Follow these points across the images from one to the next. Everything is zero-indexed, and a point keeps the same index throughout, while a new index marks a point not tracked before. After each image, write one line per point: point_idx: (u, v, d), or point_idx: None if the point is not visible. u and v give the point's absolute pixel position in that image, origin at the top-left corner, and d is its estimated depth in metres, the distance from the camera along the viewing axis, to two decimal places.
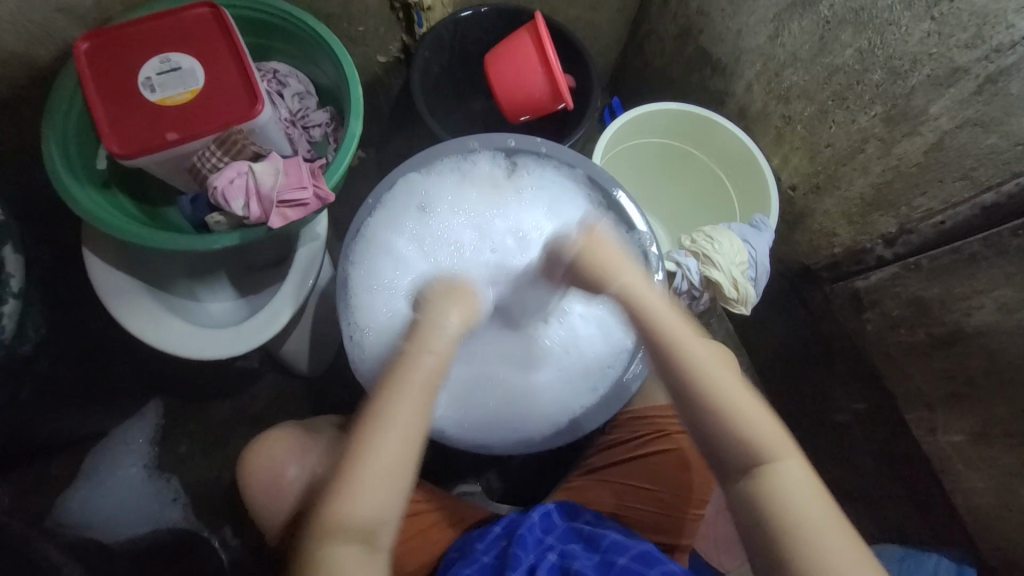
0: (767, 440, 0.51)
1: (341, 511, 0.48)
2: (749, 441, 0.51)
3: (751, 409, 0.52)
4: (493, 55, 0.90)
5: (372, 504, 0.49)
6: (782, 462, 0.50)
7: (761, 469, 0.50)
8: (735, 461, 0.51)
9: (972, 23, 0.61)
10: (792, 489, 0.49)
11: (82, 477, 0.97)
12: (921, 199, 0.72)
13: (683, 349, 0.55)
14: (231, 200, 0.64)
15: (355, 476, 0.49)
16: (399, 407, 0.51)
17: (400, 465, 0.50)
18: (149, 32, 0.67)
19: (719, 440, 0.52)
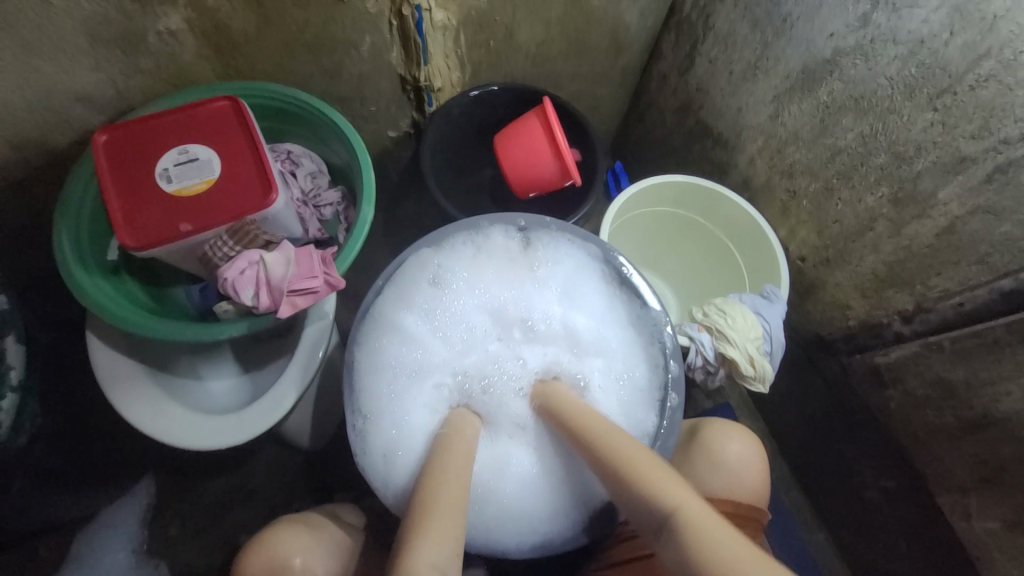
0: (664, 490, 0.43)
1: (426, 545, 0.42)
2: (648, 493, 0.44)
3: (644, 461, 0.47)
4: (505, 136, 0.93)
5: (454, 543, 0.43)
6: (686, 510, 0.41)
7: (671, 525, 0.41)
8: (652, 528, 0.43)
9: (977, 115, 0.62)
10: (710, 544, 0.38)
11: (64, 567, 0.89)
12: (936, 279, 0.72)
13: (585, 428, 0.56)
14: (241, 291, 0.64)
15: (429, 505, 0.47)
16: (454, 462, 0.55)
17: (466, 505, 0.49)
18: (169, 124, 0.69)
19: (634, 508, 0.46)
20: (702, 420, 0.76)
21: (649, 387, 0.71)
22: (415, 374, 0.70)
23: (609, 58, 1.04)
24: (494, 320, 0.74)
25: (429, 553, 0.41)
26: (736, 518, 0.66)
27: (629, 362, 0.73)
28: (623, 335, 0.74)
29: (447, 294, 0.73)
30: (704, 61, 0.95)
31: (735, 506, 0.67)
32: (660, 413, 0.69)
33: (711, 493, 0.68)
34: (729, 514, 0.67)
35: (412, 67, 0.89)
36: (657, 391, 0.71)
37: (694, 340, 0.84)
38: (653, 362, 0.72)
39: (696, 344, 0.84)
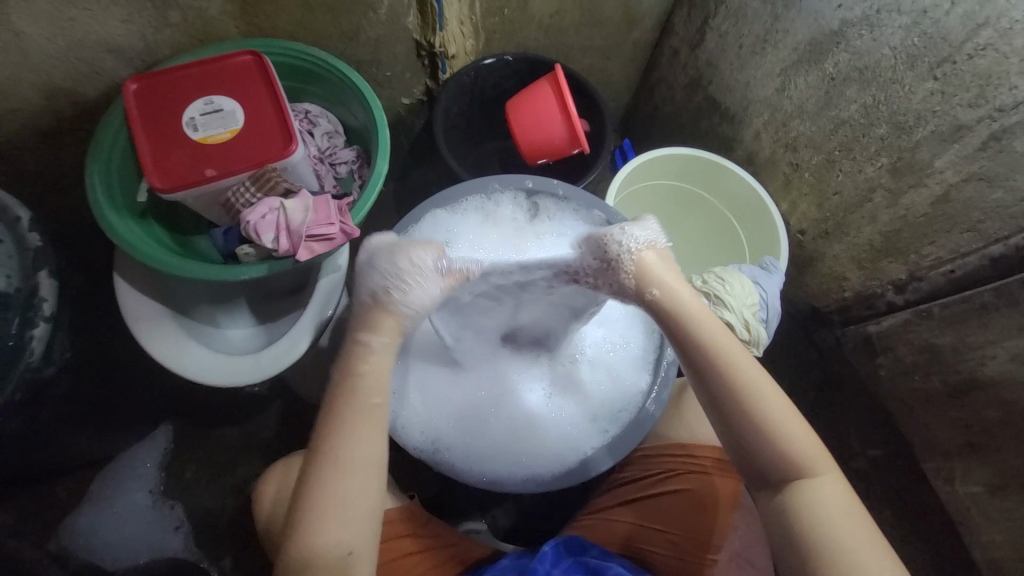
0: (806, 457, 0.53)
1: (320, 537, 0.49)
2: (791, 460, 0.52)
3: (791, 424, 0.53)
4: (516, 103, 0.95)
5: (346, 531, 0.50)
6: (819, 479, 0.52)
7: (798, 484, 0.52)
8: (772, 476, 0.53)
9: (975, 83, 0.64)
10: (825, 509, 0.51)
11: (88, 502, 0.96)
12: (930, 248, 0.74)
13: (727, 365, 0.54)
14: (262, 234, 0.68)
15: (319, 498, 0.49)
16: (357, 433, 0.51)
17: (368, 488, 0.51)
18: (195, 75, 0.72)
19: (756, 454, 0.54)
20: None
21: (646, 349, 0.73)
22: None
23: (621, 32, 1.06)
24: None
25: (327, 540, 0.49)
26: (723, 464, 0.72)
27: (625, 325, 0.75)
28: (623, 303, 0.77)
29: (455, 251, 0.76)
30: (714, 35, 0.97)
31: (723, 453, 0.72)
32: (655, 372, 0.70)
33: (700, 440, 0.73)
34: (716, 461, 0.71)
35: (427, 32, 0.91)
36: (653, 352, 0.72)
37: None
38: (649, 326, 0.74)
39: None
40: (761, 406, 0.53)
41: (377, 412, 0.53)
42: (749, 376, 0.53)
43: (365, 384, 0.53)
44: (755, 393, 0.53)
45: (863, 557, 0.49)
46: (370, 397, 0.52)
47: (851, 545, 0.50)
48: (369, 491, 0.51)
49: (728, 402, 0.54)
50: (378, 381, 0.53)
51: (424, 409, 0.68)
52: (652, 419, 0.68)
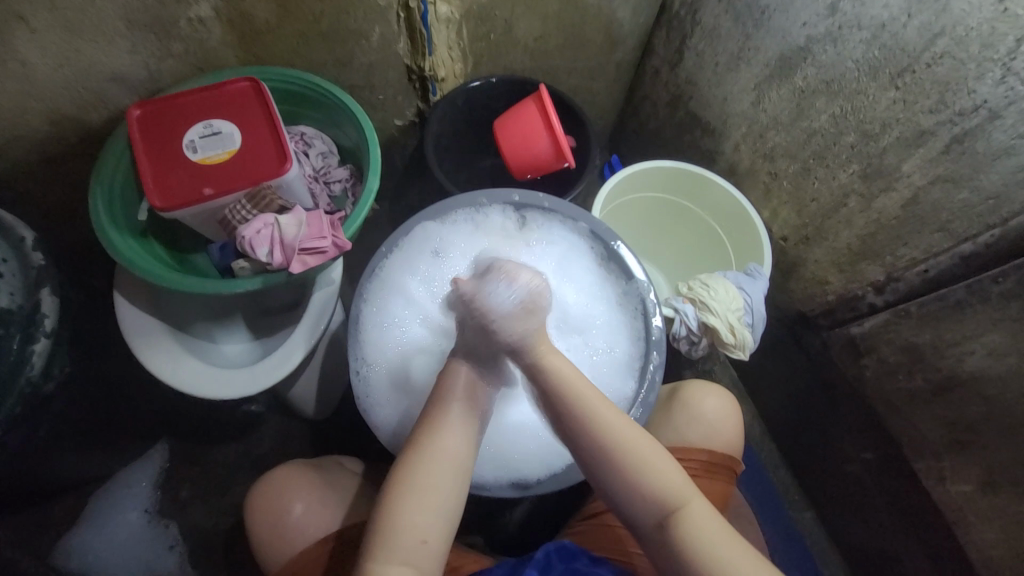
0: (676, 489, 0.59)
1: (398, 519, 0.56)
2: (661, 496, 0.59)
3: (658, 466, 0.60)
4: (503, 122, 0.99)
5: (429, 519, 0.57)
6: (688, 510, 0.58)
7: (671, 520, 0.58)
8: (651, 516, 0.59)
9: (934, 90, 0.68)
10: (700, 536, 0.57)
11: (82, 521, 0.97)
12: (903, 249, 0.77)
13: (593, 422, 0.60)
14: (257, 248, 0.70)
15: (402, 495, 0.57)
16: (446, 433, 0.60)
17: (446, 486, 0.58)
18: (196, 102, 0.76)
19: (631, 497, 0.59)
20: (680, 383, 0.82)
21: (631, 355, 0.75)
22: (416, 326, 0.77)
23: (604, 53, 1.10)
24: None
25: (404, 526, 0.56)
26: (710, 466, 0.74)
27: (611, 333, 0.77)
28: (611, 310, 0.78)
29: (446, 264, 0.79)
30: (692, 55, 1.01)
31: (710, 456, 0.74)
32: (641, 377, 0.73)
33: (692, 444, 0.75)
34: (707, 464, 0.74)
35: (417, 57, 0.96)
36: (639, 357, 0.75)
37: (678, 312, 0.89)
38: (636, 333, 0.76)
39: (679, 316, 0.89)
40: (629, 452, 0.59)
41: (456, 415, 0.62)
42: (612, 430, 0.60)
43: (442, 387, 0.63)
44: (619, 448, 0.59)
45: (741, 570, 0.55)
46: (449, 399, 0.62)
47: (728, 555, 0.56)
48: (441, 487, 0.58)
49: (598, 455, 0.60)
50: (466, 388, 0.63)
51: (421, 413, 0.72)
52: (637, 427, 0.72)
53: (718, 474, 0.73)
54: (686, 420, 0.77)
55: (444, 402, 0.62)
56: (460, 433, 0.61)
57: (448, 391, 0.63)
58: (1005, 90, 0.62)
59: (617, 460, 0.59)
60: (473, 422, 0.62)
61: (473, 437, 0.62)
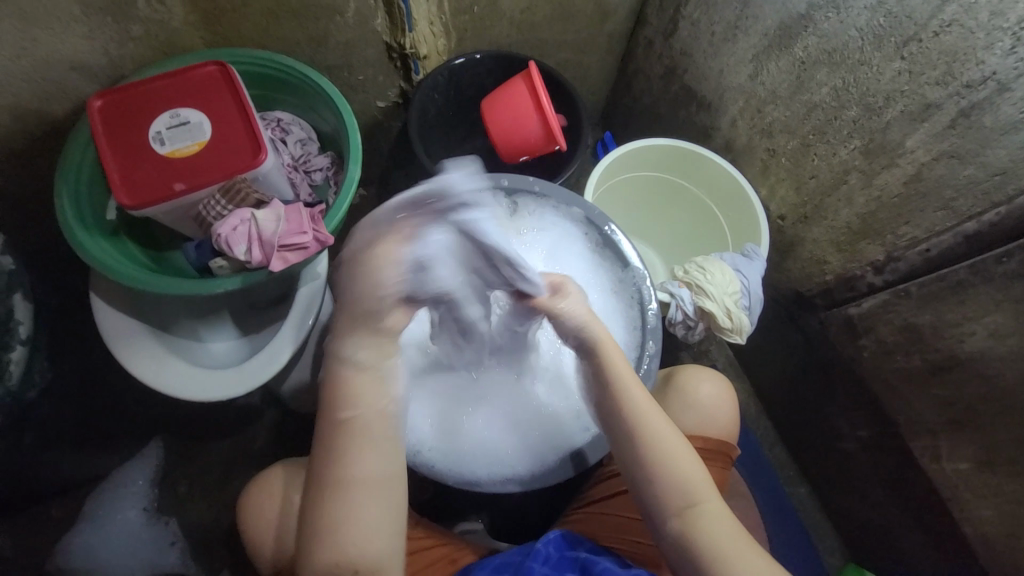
0: (697, 486, 0.58)
1: (327, 540, 0.55)
2: (681, 490, 0.57)
3: (684, 458, 0.59)
4: (490, 102, 0.94)
5: (358, 534, 0.56)
6: (704, 507, 0.57)
7: (690, 513, 0.57)
8: (665, 510, 0.58)
9: (941, 61, 0.64)
10: (715, 529, 0.56)
11: (82, 521, 0.95)
12: (905, 228, 0.74)
13: (630, 408, 0.59)
14: (234, 246, 0.67)
15: (318, 520, 0.56)
16: (350, 453, 0.56)
17: (364, 501, 0.56)
18: (161, 89, 0.72)
19: (653, 486, 0.58)
20: (676, 367, 0.81)
21: (626, 344, 0.73)
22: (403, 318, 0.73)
23: (594, 25, 1.05)
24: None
25: (332, 546, 0.55)
26: (707, 452, 0.73)
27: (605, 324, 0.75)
28: (605, 298, 0.76)
29: None
30: (687, 25, 0.96)
31: (706, 442, 0.73)
32: (636, 366, 0.72)
33: (685, 429, 0.74)
34: (700, 449, 0.73)
35: (397, 34, 0.91)
36: (635, 346, 0.73)
37: (675, 297, 0.87)
38: (631, 321, 0.74)
39: (676, 301, 0.87)
40: (661, 445, 0.58)
41: (354, 424, 0.56)
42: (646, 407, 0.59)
43: (345, 395, 0.57)
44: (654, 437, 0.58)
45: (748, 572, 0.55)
46: (349, 408, 0.56)
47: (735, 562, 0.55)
48: (360, 508, 0.56)
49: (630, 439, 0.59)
50: (358, 395, 0.57)
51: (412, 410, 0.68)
52: None
53: (714, 459, 0.73)
54: (681, 406, 0.76)
55: (333, 415, 0.57)
56: (372, 446, 0.57)
57: (341, 403, 0.57)
58: (1015, 61, 0.59)
59: (648, 449, 0.58)
60: (377, 429, 0.57)
61: (382, 445, 0.57)
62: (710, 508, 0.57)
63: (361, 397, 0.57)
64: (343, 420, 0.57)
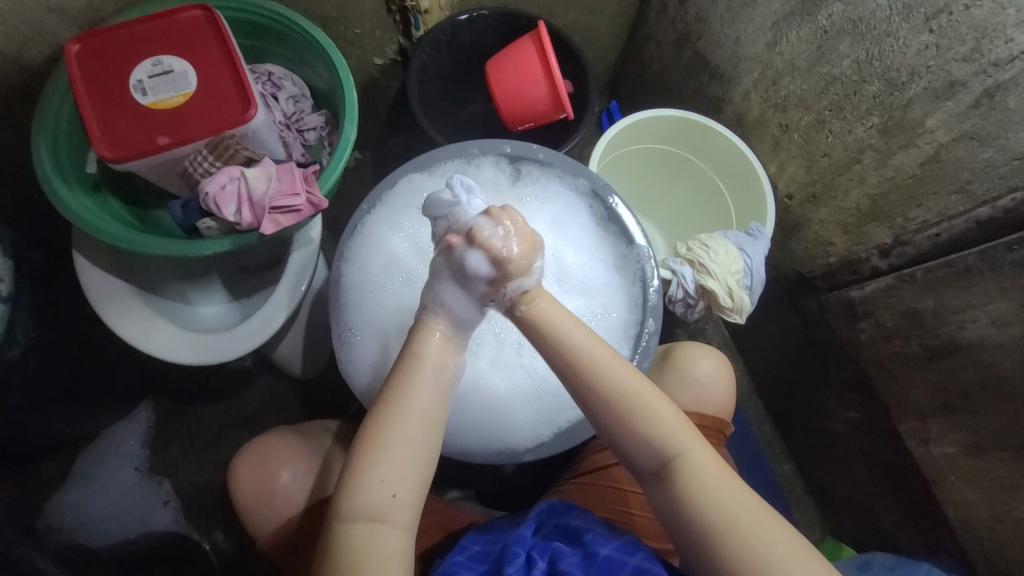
0: (675, 433, 0.53)
1: (363, 474, 0.50)
2: (657, 443, 0.53)
3: (658, 407, 0.54)
4: (495, 63, 0.89)
5: (400, 477, 0.50)
6: (687, 456, 0.53)
7: (671, 465, 0.53)
8: (650, 462, 0.54)
9: (970, 36, 0.61)
10: (701, 479, 0.52)
11: (72, 479, 0.95)
12: (916, 211, 0.73)
13: (593, 361, 0.53)
14: (223, 206, 0.64)
15: (370, 439, 0.51)
16: (414, 385, 0.53)
17: (416, 444, 0.51)
18: (142, 34, 0.67)
19: (628, 443, 0.54)
20: (674, 344, 0.81)
21: (625, 321, 0.72)
22: (397, 284, 0.71)
23: None
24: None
25: (370, 486, 0.50)
26: (700, 429, 0.73)
27: (607, 298, 0.73)
28: (607, 274, 0.74)
29: None
30: None
31: (701, 419, 0.73)
32: (636, 343, 0.71)
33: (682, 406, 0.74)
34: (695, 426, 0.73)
35: None
36: (635, 323, 0.72)
37: (676, 274, 0.86)
38: (632, 297, 0.73)
39: (677, 278, 0.86)
40: (630, 398, 0.53)
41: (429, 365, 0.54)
42: (604, 361, 0.53)
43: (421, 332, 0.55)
44: (619, 389, 0.53)
45: (744, 521, 0.50)
46: (429, 349, 0.54)
47: (730, 508, 0.51)
48: (412, 441, 0.51)
49: (600, 400, 0.53)
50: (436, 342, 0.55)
51: None
52: None
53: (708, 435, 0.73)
54: (677, 383, 0.76)
55: (414, 346, 0.55)
56: (438, 387, 0.54)
57: (419, 340, 0.55)
58: None
59: (621, 403, 0.53)
60: (447, 376, 0.55)
61: (448, 392, 0.54)
62: (694, 460, 0.53)
63: (432, 339, 0.55)
64: (420, 355, 0.54)
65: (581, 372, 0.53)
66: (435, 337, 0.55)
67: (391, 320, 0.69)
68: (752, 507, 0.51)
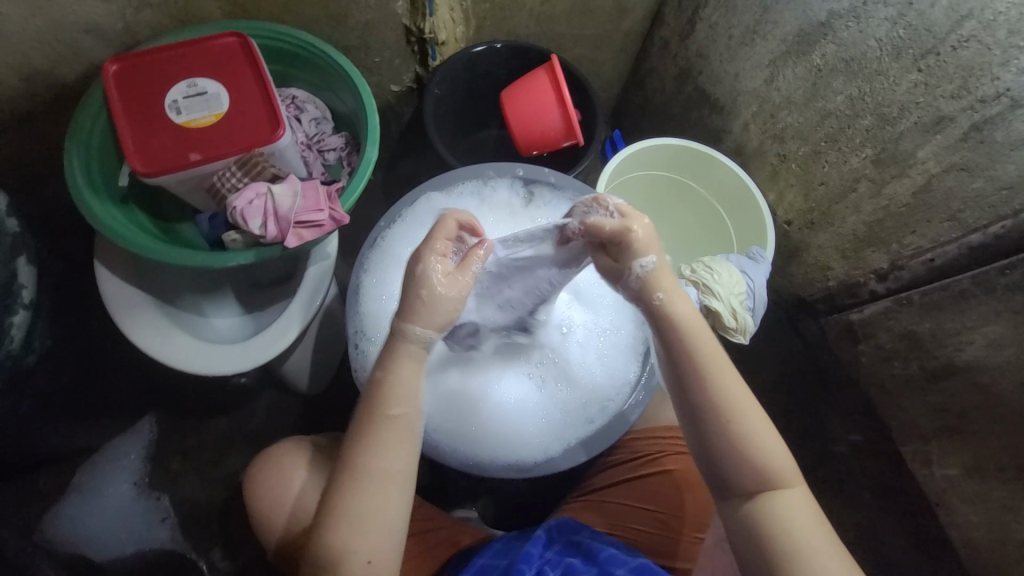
0: (776, 465, 0.53)
1: (333, 537, 0.51)
2: (758, 470, 0.53)
3: (768, 436, 0.54)
4: (509, 94, 0.94)
5: (377, 540, 0.52)
6: (785, 487, 0.53)
7: (762, 493, 0.53)
8: (740, 486, 0.54)
9: (958, 75, 0.66)
10: (791, 509, 0.53)
11: (70, 493, 0.94)
12: (911, 237, 0.77)
13: (717, 379, 0.54)
14: (250, 220, 0.67)
15: (337, 504, 0.51)
16: (378, 447, 0.52)
17: (384, 503, 0.52)
18: (179, 58, 0.71)
19: (730, 464, 0.54)
20: None
21: (632, 339, 0.75)
22: None
23: (612, 22, 1.05)
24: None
25: (343, 549, 0.51)
26: None
27: (616, 318, 0.75)
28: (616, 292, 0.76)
29: None
30: (705, 27, 0.97)
31: None
32: (644, 360, 0.73)
33: None
34: None
35: (417, 18, 0.90)
36: (641, 342, 0.74)
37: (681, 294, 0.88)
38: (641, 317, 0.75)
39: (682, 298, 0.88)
40: (741, 420, 0.54)
41: (397, 424, 0.53)
42: (725, 384, 0.54)
43: (396, 390, 0.53)
44: (733, 409, 0.54)
45: (819, 553, 0.51)
46: (398, 406, 0.53)
47: (808, 543, 0.51)
48: (380, 506, 0.51)
49: (712, 416, 0.54)
50: (405, 394, 0.53)
51: (437, 425, 0.68)
52: (633, 415, 0.71)
53: None
54: None
55: (379, 407, 0.52)
56: (405, 446, 0.53)
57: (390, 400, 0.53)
58: None
59: (730, 424, 0.54)
60: (409, 432, 0.53)
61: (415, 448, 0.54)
62: (784, 492, 0.53)
63: (402, 394, 0.53)
64: (388, 415, 0.53)
65: (699, 387, 0.54)
66: (406, 389, 0.53)
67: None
68: (829, 554, 0.51)
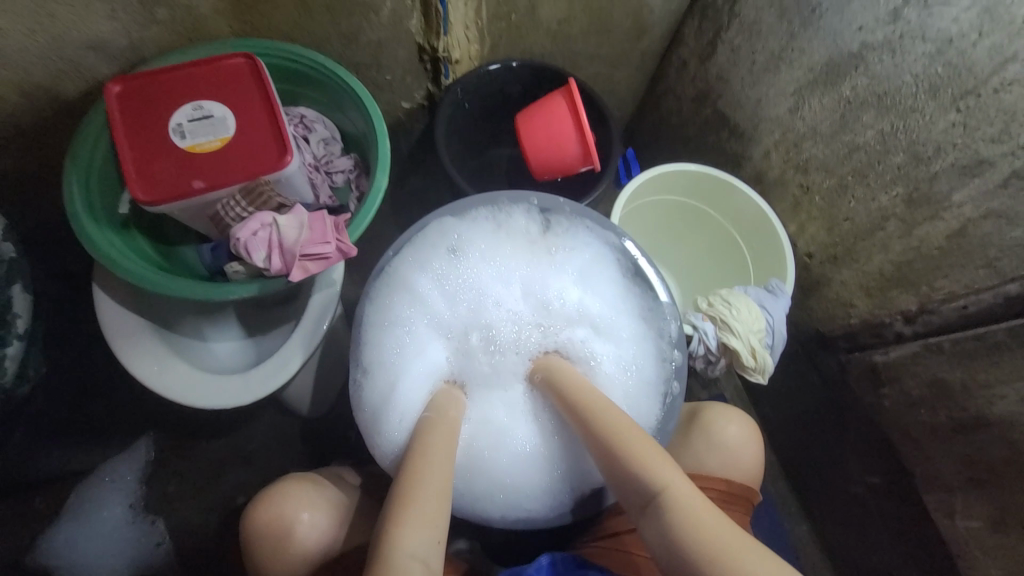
0: (656, 466, 0.50)
1: (395, 537, 0.47)
2: (642, 474, 0.50)
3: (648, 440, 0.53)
4: (526, 117, 0.91)
5: (433, 538, 0.48)
6: (673, 488, 0.48)
7: (657, 500, 0.48)
8: (638, 499, 0.50)
9: (998, 118, 0.63)
10: (691, 518, 0.46)
11: (66, 516, 0.91)
12: (942, 281, 0.73)
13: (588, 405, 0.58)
14: (254, 252, 0.64)
15: (397, 501, 0.50)
16: (434, 453, 0.56)
17: (441, 499, 0.51)
18: (184, 79, 0.68)
19: (623, 481, 0.52)
20: (700, 405, 0.80)
21: (653, 378, 0.72)
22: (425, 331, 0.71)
23: (630, 41, 1.02)
24: (525, 297, 0.74)
25: (404, 548, 0.46)
26: (727, 496, 0.70)
27: (637, 353, 0.73)
28: (636, 326, 0.74)
29: (463, 264, 0.73)
30: (727, 50, 0.93)
31: (728, 485, 0.70)
32: (662, 400, 0.71)
33: (707, 471, 0.72)
34: (722, 492, 0.70)
35: (431, 36, 0.87)
36: (659, 380, 0.72)
37: (698, 330, 0.84)
38: (661, 354, 0.72)
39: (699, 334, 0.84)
40: (619, 442, 0.53)
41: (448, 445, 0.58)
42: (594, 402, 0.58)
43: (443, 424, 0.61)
44: (609, 424, 0.55)
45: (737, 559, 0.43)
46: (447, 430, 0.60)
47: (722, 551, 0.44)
48: (438, 503, 0.50)
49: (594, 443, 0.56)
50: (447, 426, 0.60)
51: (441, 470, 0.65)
52: None
53: (735, 503, 0.70)
54: (704, 445, 0.74)
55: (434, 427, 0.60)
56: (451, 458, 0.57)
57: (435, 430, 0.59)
58: None
59: (609, 441, 0.54)
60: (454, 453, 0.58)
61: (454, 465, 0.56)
62: (678, 491, 0.48)
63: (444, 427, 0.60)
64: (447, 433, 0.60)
65: (591, 421, 0.57)
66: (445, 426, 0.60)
67: (405, 365, 0.69)
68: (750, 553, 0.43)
